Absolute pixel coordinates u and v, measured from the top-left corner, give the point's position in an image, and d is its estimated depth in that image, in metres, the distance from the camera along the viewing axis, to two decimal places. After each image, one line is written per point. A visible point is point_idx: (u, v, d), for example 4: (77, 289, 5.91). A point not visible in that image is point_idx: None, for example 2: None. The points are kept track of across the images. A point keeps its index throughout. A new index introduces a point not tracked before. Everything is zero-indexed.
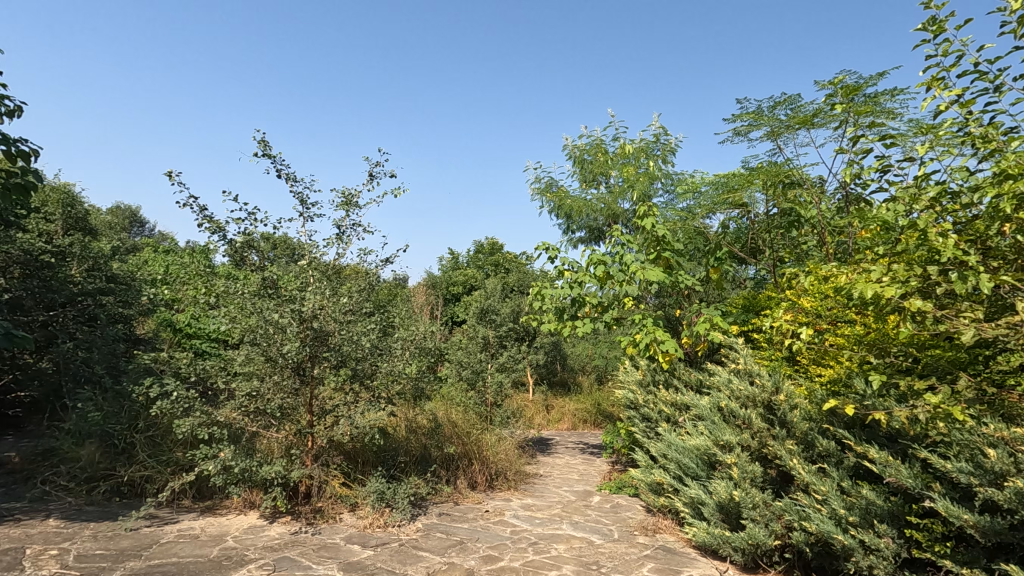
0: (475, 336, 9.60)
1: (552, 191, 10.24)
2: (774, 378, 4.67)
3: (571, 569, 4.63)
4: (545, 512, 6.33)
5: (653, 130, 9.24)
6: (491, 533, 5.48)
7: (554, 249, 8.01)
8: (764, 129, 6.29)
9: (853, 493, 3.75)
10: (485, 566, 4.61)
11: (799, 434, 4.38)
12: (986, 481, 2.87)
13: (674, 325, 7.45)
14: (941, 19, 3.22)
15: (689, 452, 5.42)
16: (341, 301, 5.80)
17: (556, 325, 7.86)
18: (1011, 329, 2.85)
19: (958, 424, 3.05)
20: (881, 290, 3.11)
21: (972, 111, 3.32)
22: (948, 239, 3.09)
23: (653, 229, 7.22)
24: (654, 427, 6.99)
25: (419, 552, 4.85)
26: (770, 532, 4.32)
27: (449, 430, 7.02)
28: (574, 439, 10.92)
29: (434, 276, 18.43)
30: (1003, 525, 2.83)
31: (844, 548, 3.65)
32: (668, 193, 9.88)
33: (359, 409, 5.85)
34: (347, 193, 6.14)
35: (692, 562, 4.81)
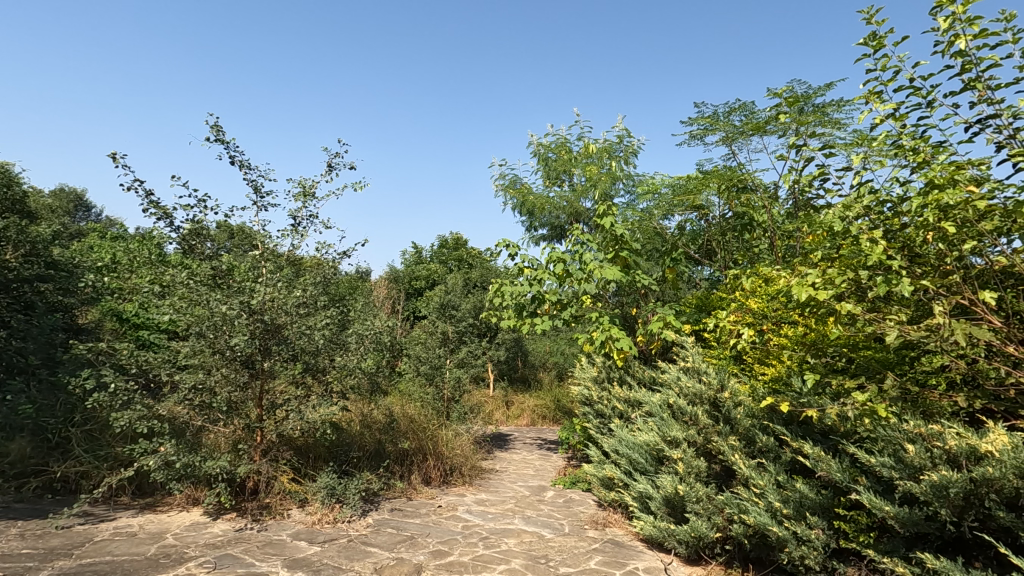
0: (434, 331, 9.56)
1: (515, 187, 10.26)
2: (720, 375, 4.80)
3: (520, 563, 4.66)
4: (498, 506, 6.37)
5: (616, 131, 9.37)
6: (442, 528, 5.47)
7: (515, 246, 8.04)
8: (719, 134, 6.46)
9: (788, 487, 3.91)
10: (434, 561, 4.61)
11: (742, 430, 4.53)
12: (905, 474, 3.04)
13: (631, 324, 7.59)
14: (880, 35, 3.36)
15: (639, 448, 5.55)
16: (294, 294, 5.69)
17: (515, 321, 7.91)
18: (931, 332, 3.02)
19: (883, 422, 3.21)
20: (815, 292, 3.27)
21: (906, 125, 3.49)
22: (879, 244, 3.27)
23: (612, 228, 7.30)
24: (607, 423, 7.14)
25: (368, 548, 4.81)
26: (712, 524, 4.46)
27: (404, 425, 6.98)
28: (532, 435, 11.03)
29: (397, 269, 18.24)
30: (920, 517, 3.00)
31: (779, 540, 3.80)
32: (629, 194, 10.03)
33: (310, 403, 5.73)
34: (304, 183, 6.01)
35: (638, 554, 4.93)
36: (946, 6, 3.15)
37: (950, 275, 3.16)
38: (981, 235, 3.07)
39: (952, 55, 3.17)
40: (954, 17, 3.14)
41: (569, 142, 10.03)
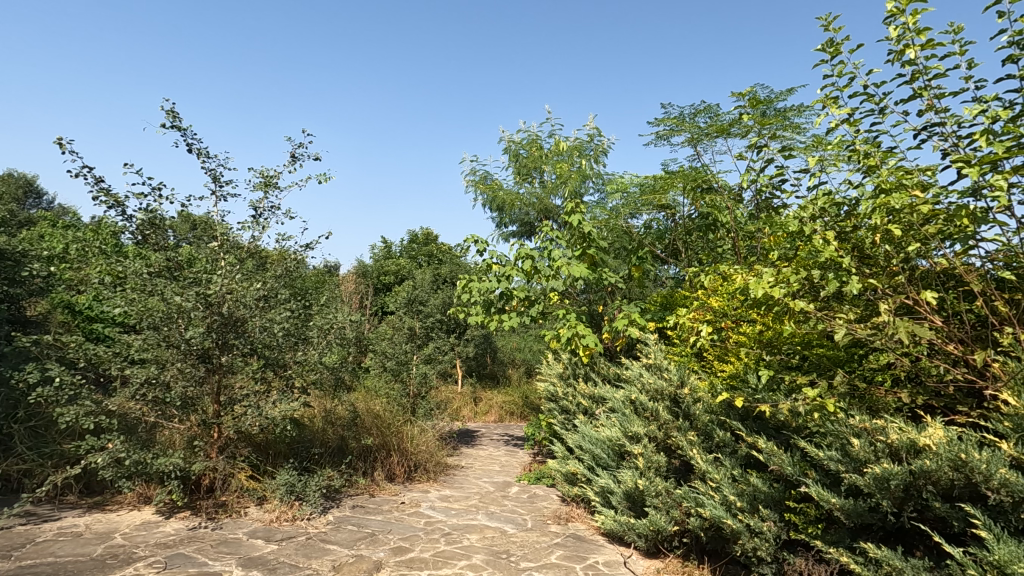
0: (401, 327, 9.49)
1: (485, 183, 10.23)
2: (681, 372, 4.88)
3: (481, 558, 4.67)
4: (462, 502, 6.36)
5: (587, 129, 9.43)
6: (404, 525, 5.43)
7: (483, 242, 8.02)
8: (684, 135, 6.55)
9: (743, 481, 4.01)
10: (394, 558, 4.57)
11: (701, 426, 4.62)
12: (851, 468, 3.15)
13: (597, 321, 7.66)
14: (837, 42, 3.45)
15: (601, 443, 5.61)
16: (252, 287, 5.55)
17: (483, 317, 7.90)
18: (877, 331, 3.13)
19: (831, 417, 3.31)
20: (769, 291, 3.36)
21: (859, 130, 3.60)
22: (830, 245, 3.37)
23: (580, 226, 7.34)
24: (572, 419, 7.24)
25: (327, 545, 4.74)
26: (670, 518, 4.55)
27: (368, 422, 6.89)
28: (499, 431, 11.03)
29: (365, 264, 18.03)
30: (864, 508, 3.12)
31: (733, 532, 3.90)
32: (598, 192, 10.12)
33: (270, 399, 5.59)
34: (266, 172, 5.86)
35: (599, 548, 4.99)
36: (899, 16, 3.25)
37: (896, 276, 3.27)
38: (924, 239, 3.19)
39: (903, 64, 3.28)
40: (904, 27, 3.25)
41: (540, 139, 10.04)
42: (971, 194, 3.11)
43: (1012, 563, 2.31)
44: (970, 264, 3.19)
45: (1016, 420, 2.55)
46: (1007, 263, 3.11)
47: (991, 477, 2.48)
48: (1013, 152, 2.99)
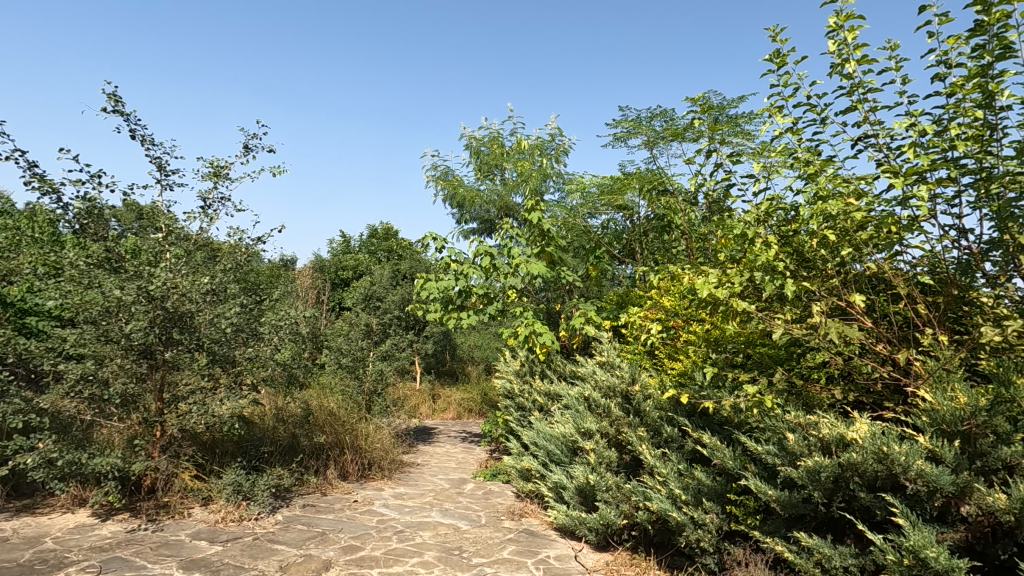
0: (357, 323, 9.35)
1: (446, 179, 10.19)
2: (632, 369, 4.99)
3: (433, 555, 4.66)
4: (416, 500, 6.33)
5: (548, 129, 9.51)
6: (356, 523, 5.36)
7: (442, 240, 7.98)
8: (641, 138, 6.69)
9: (688, 475, 4.14)
10: (344, 557, 4.51)
11: (650, 422, 4.73)
12: (787, 461, 3.32)
13: (554, 319, 7.75)
14: (783, 53, 3.58)
15: (555, 440, 5.69)
16: (199, 281, 5.32)
17: (441, 314, 7.87)
18: (812, 330, 3.29)
19: (770, 412, 3.47)
20: (713, 291, 3.49)
21: (802, 138, 3.75)
22: (771, 248, 3.51)
23: (539, 224, 7.38)
24: (527, 416, 7.35)
25: (275, 545, 4.64)
26: (620, 512, 4.66)
27: (321, 419, 6.76)
28: (457, 428, 11.03)
29: (322, 259, 17.69)
30: (798, 499, 3.28)
31: (678, 524, 4.03)
32: (558, 192, 10.21)
33: (217, 396, 5.41)
34: (216, 163, 5.66)
35: (551, 543, 5.06)
36: (840, 32, 3.41)
37: (831, 279, 3.45)
38: (856, 246, 3.37)
39: (842, 78, 3.45)
40: (844, 43, 3.42)
41: (501, 137, 10.05)
42: (899, 204, 3.30)
43: (925, 548, 2.49)
44: (898, 269, 3.39)
45: (932, 415, 2.73)
46: (929, 268, 3.33)
47: (909, 468, 2.66)
48: (937, 165, 3.20)
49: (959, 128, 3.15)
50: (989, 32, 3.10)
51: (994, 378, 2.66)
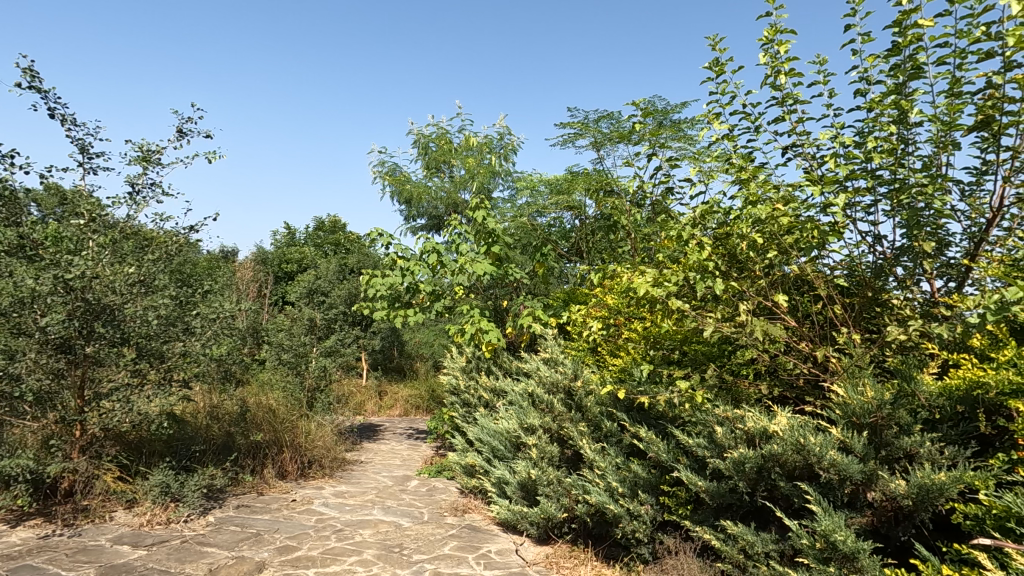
0: (300, 318, 9.09)
1: (394, 174, 10.06)
2: (575, 365, 5.08)
3: (373, 553, 4.60)
4: (358, 498, 6.24)
5: (497, 127, 9.53)
6: (293, 523, 5.23)
7: (389, 236, 7.87)
8: (588, 138, 6.80)
9: (625, 468, 4.27)
10: (279, 558, 4.39)
11: (591, 417, 4.83)
12: (715, 453, 3.49)
13: (502, 316, 7.78)
14: (721, 61, 3.71)
15: (499, 436, 5.75)
16: (125, 272, 5.00)
17: (387, 311, 7.77)
18: (740, 328, 3.45)
19: (701, 406, 3.63)
20: (650, 290, 3.62)
21: (737, 144, 3.92)
22: (706, 249, 3.64)
23: (485, 222, 7.38)
24: (472, 412, 7.38)
25: (205, 548, 4.46)
26: (560, 505, 4.75)
27: (258, 416, 6.54)
28: (403, 425, 10.93)
29: (265, 251, 17.14)
30: (725, 489, 3.44)
31: (615, 516, 4.15)
32: (508, 189, 10.25)
33: (144, 393, 5.18)
34: (145, 147, 5.35)
35: (492, 537, 5.10)
36: (774, 45, 3.58)
37: (759, 280, 3.63)
38: (783, 249, 3.55)
39: (775, 89, 3.63)
40: (776, 55, 3.59)
41: (450, 133, 9.99)
42: (822, 210, 3.50)
43: (834, 532, 2.68)
44: (820, 270, 3.61)
45: (844, 409, 2.93)
46: (847, 271, 3.56)
47: (823, 457, 2.84)
48: (856, 174, 3.41)
49: (876, 142, 3.38)
50: (903, 53, 3.34)
51: (898, 374, 2.88)
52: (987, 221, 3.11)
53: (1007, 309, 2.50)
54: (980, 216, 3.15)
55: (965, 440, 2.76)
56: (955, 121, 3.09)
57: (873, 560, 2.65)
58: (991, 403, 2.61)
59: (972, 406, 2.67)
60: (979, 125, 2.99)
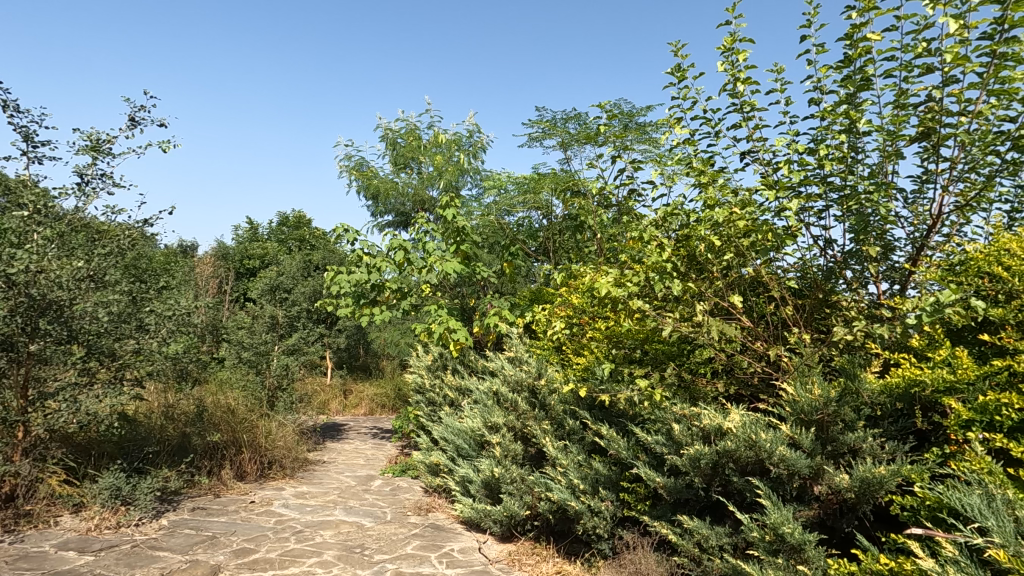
0: (261, 315, 8.88)
1: (361, 170, 9.94)
2: (539, 363, 5.12)
3: (333, 554, 4.54)
4: (320, 498, 6.15)
5: (466, 124, 9.50)
6: (251, 525, 5.11)
7: (354, 232, 7.76)
8: (556, 139, 6.86)
9: (586, 465, 4.33)
10: (235, 561, 4.29)
11: (554, 415, 4.87)
12: (672, 450, 3.57)
13: (469, 314, 7.76)
14: (683, 68, 3.79)
15: (463, 434, 5.75)
16: (73, 265, 4.74)
17: (352, 309, 7.67)
18: (698, 328, 3.55)
19: (659, 404, 3.71)
20: (612, 290, 3.69)
21: (697, 148, 4.01)
22: (666, 251, 3.73)
23: (454, 220, 7.35)
24: (438, 410, 7.36)
25: (157, 552, 4.33)
26: (523, 503, 4.78)
27: (216, 416, 6.37)
28: (368, 424, 10.81)
29: (226, 246, 16.69)
30: (682, 485, 3.53)
31: (576, 513, 4.20)
32: (476, 187, 10.24)
33: (93, 392, 4.94)
34: (95, 136, 5.14)
35: (456, 536, 5.10)
36: (733, 53, 3.67)
37: (717, 281, 3.73)
38: (739, 252, 3.66)
39: (733, 96, 3.73)
40: (735, 63, 3.68)
41: (419, 130, 9.92)
42: (777, 214, 3.62)
43: (782, 525, 2.78)
44: (774, 272, 3.74)
45: (793, 406, 3.04)
46: (800, 273, 3.69)
47: (773, 453, 2.95)
48: (809, 180, 3.54)
49: (828, 149, 3.51)
50: (854, 65, 3.48)
51: (843, 372, 3.01)
52: (927, 227, 3.28)
53: (941, 310, 2.65)
54: (922, 222, 3.32)
55: (904, 436, 2.91)
56: (899, 132, 3.24)
57: (818, 551, 2.76)
58: (927, 400, 2.76)
59: (910, 402, 2.81)
60: (920, 135, 3.15)
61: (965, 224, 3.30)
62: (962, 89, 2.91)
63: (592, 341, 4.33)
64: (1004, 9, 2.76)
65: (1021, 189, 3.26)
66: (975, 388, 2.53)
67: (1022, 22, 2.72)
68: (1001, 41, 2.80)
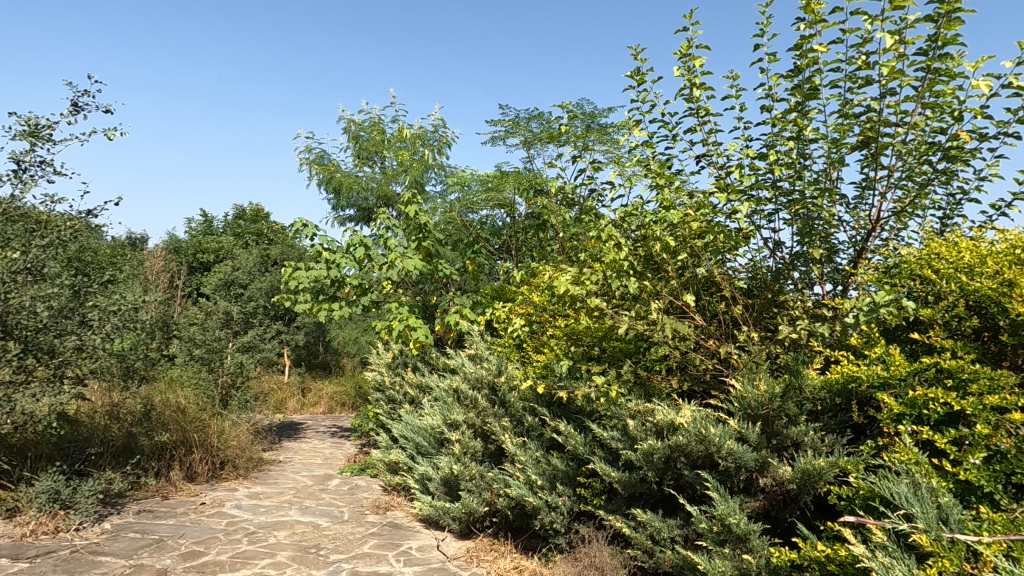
0: (215, 311, 8.61)
1: (322, 163, 9.76)
2: (500, 361, 5.15)
3: (287, 555, 4.46)
4: (274, 499, 6.01)
5: (431, 120, 9.43)
6: (201, 527, 4.96)
7: (314, 227, 7.60)
8: (519, 137, 6.89)
9: (544, 461, 4.38)
10: (183, 564, 4.16)
11: (514, 412, 4.91)
12: (627, 445, 3.66)
13: (431, 312, 7.72)
14: (643, 71, 3.87)
15: (423, 432, 5.73)
16: (7, 257, 4.59)
17: (311, 305, 7.52)
18: (652, 326, 3.64)
19: (615, 401, 3.79)
20: (570, 288, 3.74)
21: (655, 150, 4.10)
22: (623, 250, 3.81)
23: (416, 216, 7.29)
24: (397, 408, 7.30)
25: (98, 557, 4.15)
26: (482, 500, 4.80)
27: (164, 415, 6.06)
28: (327, 423, 10.61)
29: (178, 239, 16.11)
30: (636, 479, 3.62)
31: (534, 508, 4.25)
32: (440, 183, 10.17)
33: (29, 390, 4.68)
34: (34, 121, 4.88)
35: (414, 534, 5.08)
36: (690, 59, 3.77)
37: (672, 281, 3.83)
38: (693, 252, 3.76)
39: (690, 101, 3.83)
40: (692, 69, 3.79)
41: (383, 124, 9.79)
42: (729, 216, 3.75)
43: (729, 516, 2.89)
44: (726, 272, 3.87)
45: (741, 401, 3.16)
46: (750, 274, 3.83)
47: (721, 447, 3.06)
48: (759, 183, 3.68)
49: (777, 155, 3.65)
50: (803, 75, 3.62)
51: (788, 369, 3.15)
52: (867, 230, 3.46)
53: (877, 310, 2.81)
54: (862, 227, 3.49)
55: (843, 429, 3.06)
56: (842, 140, 3.40)
57: (762, 540, 2.88)
58: (863, 395, 2.92)
59: (848, 397, 2.97)
60: (861, 144, 3.31)
61: (902, 228, 3.49)
62: (899, 101, 3.08)
63: (551, 338, 4.38)
64: (937, 27, 2.93)
65: (951, 197, 3.46)
66: (906, 383, 2.68)
67: (954, 40, 2.90)
68: (935, 57, 2.97)
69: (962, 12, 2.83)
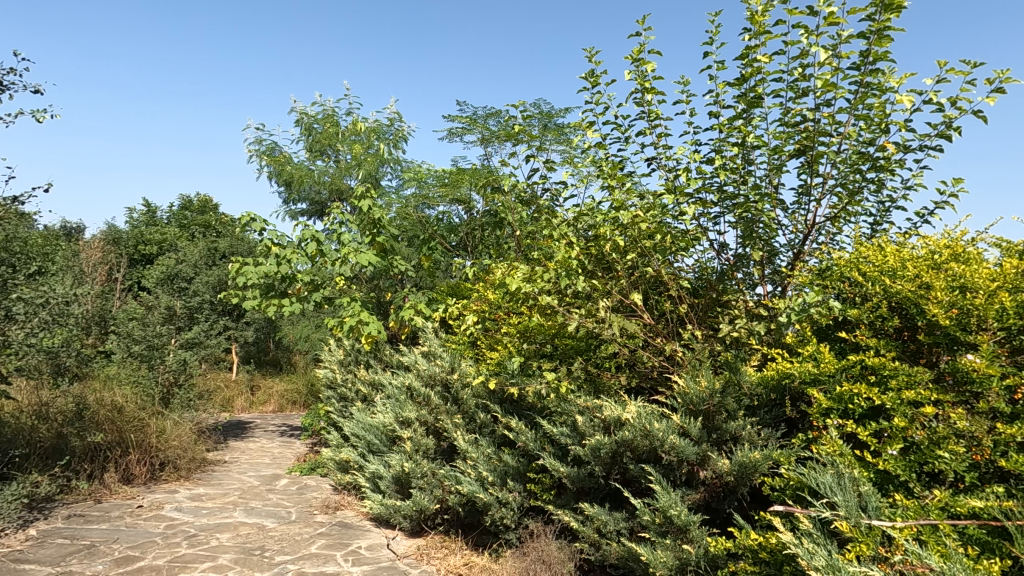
0: (156, 306, 8.23)
1: (272, 155, 9.48)
2: (453, 358, 5.14)
3: (229, 558, 4.32)
4: (218, 500, 5.81)
5: (386, 114, 9.28)
6: (137, 531, 4.75)
7: (263, 221, 7.38)
8: (476, 134, 6.88)
9: (495, 458, 4.41)
10: (116, 570, 3.98)
11: (466, 409, 4.91)
12: (575, 440, 3.73)
13: (385, 308, 7.62)
14: (597, 74, 3.94)
15: (375, 430, 5.67)
16: None
17: (260, 301, 7.28)
18: (601, 324, 3.71)
19: (565, 398, 3.85)
20: (522, 287, 3.77)
21: (608, 151, 4.17)
22: (575, 250, 3.86)
23: (370, 212, 7.17)
24: (349, 406, 7.18)
25: (21, 565, 3.92)
26: (433, 497, 4.78)
27: (99, 414, 5.79)
28: (276, 421, 10.33)
29: (118, 229, 15.33)
30: (584, 474, 3.69)
31: (484, 504, 4.27)
32: (397, 179, 10.03)
33: None
34: None
35: (364, 533, 5.01)
36: (643, 64, 3.85)
37: (621, 280, 3.91)
38: (643, 252, 3.86)
39: (642, 105, 3.92)
40: (644, 74, 3.87)
41: (337, 116, 9.57)
42: (677, 217, 3.86)
43: (670, 508, 2.99)
44: (673, 272, 3.98)
45: (684, 398, 3.27)
46: (696, 274, 3.95)
47: (665, 441, 3.15)
48: (705, 186, 3.80)
49: (723, 160, 3.78)
50: (747, 84, 3.77)
51: (728, 366, 3.29)
52: (804, 234, 3.63)
53: (807, 310, 3.03)
54: (799, 231, 3.67)
55: (777, 423, 3.21)
56: (782, 147, 3.56)
57: (701, 530, 2.99)
58: (795, 391, 3.07)
59: (782, 393, 3.12)
60: (799, 152, 3.47)
61: (836, 233, 3.69)
62: (834, 112, 3.25)
63: (504, 335, 4.40)
64: (869, 43, 3.11)
65: (880, 203, 3.67)
66: (834, 380, 2.83)
67: (884, 56, 3.08)
68: (867, 71, 3.15)
69: (892, 31, 3.01)
